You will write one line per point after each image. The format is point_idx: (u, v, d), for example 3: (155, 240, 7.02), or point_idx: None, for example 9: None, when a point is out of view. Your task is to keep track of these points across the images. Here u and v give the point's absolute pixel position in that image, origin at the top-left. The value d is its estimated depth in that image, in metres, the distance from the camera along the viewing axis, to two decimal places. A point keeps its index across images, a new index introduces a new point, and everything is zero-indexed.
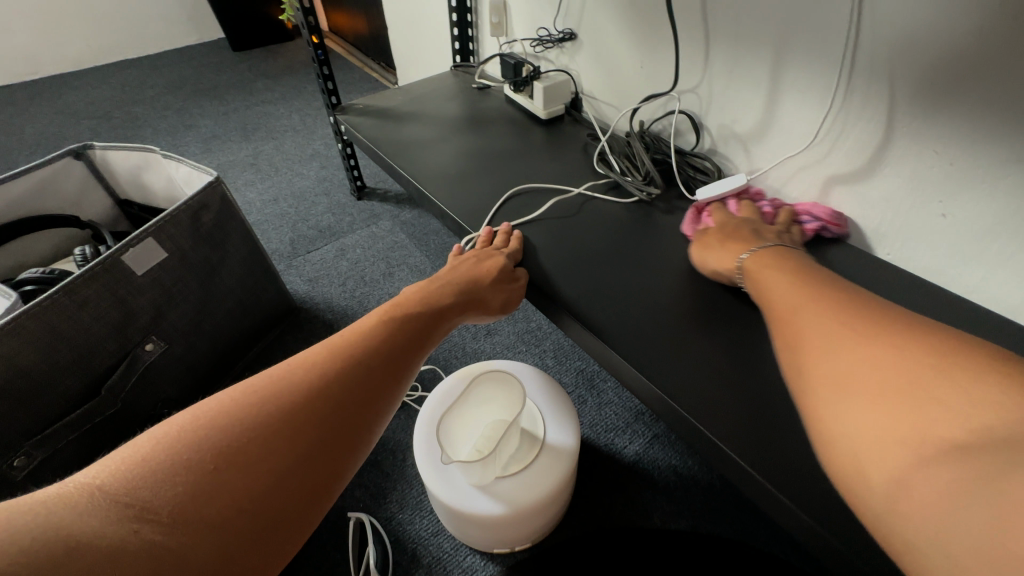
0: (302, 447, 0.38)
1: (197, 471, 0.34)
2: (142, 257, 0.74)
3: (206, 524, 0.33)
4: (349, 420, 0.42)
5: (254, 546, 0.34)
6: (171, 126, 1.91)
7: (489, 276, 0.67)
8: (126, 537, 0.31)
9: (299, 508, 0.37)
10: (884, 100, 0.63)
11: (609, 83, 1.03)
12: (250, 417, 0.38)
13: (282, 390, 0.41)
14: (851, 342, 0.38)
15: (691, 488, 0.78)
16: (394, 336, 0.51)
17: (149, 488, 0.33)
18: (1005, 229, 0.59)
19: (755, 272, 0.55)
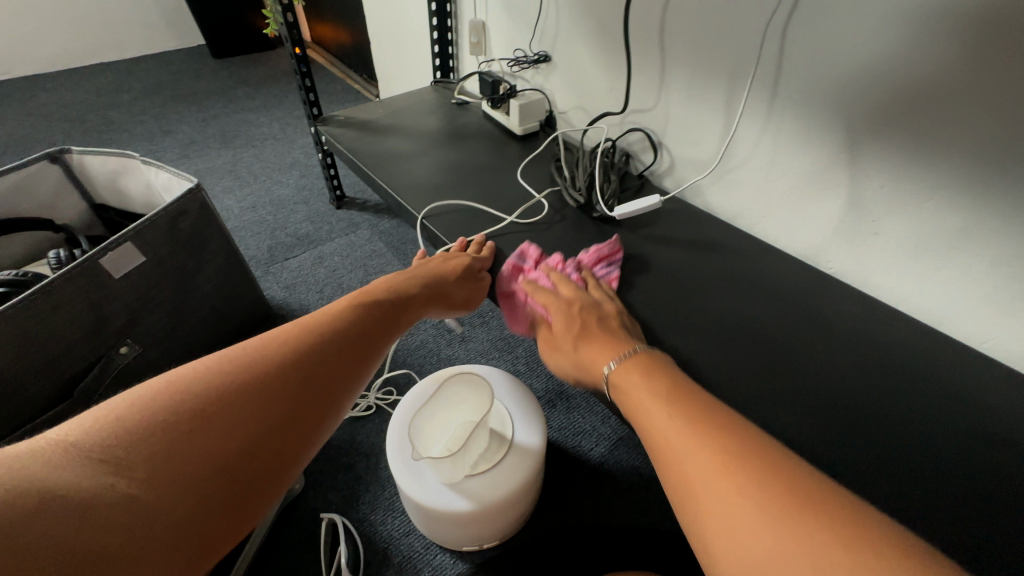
0: (272, 416, 0.43)
1: (171, 433, 0.38)
2: (120, 261, 0.75)
3: (178, 481, 0.36)
4: (312, 397, 0.46)
5: (224, 504, 0.38)
6: (148, 131, 1.91)
7: (456, 273, 0.72)
8: (102, 488, 0.34)
9: (265, 473, 0.41)
10: (825, 128, 0.70)
11: (582, 104, 1.09)
12: (222, 387, 0.42)
13: (251, 368, 0.45)
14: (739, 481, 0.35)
15: (653, 488, 0.82)
16: (360, 322, 0.55)
17: (125, 447, 0.36)
18: (927, 246, 0.66)
19: (626, 383, 0.50)
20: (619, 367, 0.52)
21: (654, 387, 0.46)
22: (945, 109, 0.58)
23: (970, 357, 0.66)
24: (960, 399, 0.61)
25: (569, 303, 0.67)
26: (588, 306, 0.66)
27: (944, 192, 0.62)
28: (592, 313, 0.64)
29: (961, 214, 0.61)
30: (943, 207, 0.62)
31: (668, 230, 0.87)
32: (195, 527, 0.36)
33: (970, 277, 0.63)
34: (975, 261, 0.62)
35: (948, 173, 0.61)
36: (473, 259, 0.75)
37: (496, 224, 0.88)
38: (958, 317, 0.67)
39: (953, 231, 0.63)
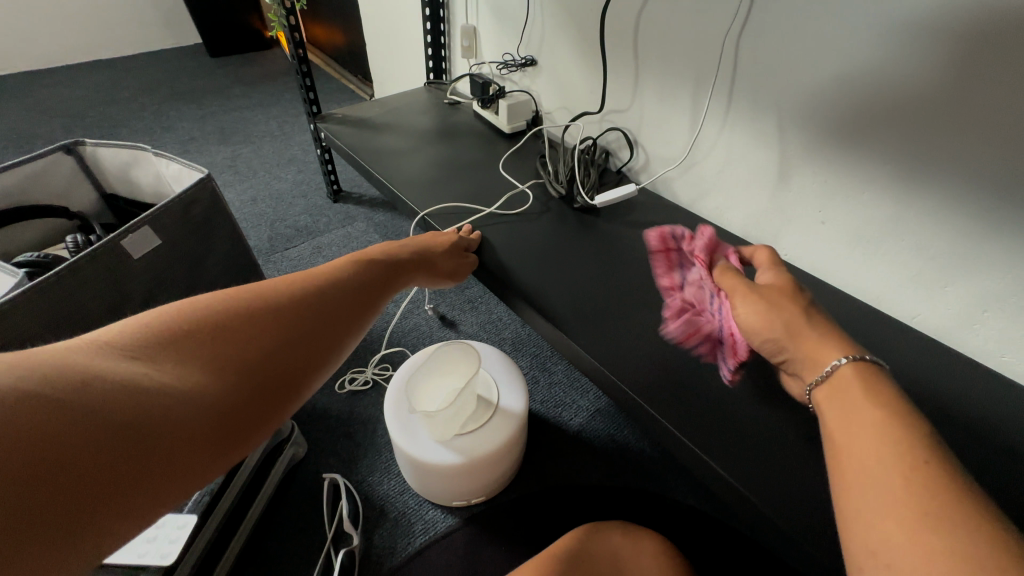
0: (297, 326, 0.42)
1: (199, 331, 0.37)
2: (139, 243, 0.82)
3: (211, 374, 0.35)
4: (332, 321, 0.46)
5: (249, 408, 0.37)
6: (148, 127, 1.96)
7: (441, 249, 0.80)
8: (132, 374, 0.32)
9: (288, 385, 0.40)
10: (778, 127, 0.79)
11: (565, 105, 1.17)
12: (246, 297, 0.41)
13: (272, 288, 0.43)
14: (914, 499, 0.32)
15: (626, 453, 0.90)
16: (365, 270, 0.56)
17: (151, 344, 0.35)
18: (865, 231, 0.75)
19: (835, 381, 0.43)
20: (857, 367, 0.43)
21: (863, 393, 0.41)
22: (874, 110, 0.68)
23: (901, 329, 0.75)
24: (889, 364, 0.70)
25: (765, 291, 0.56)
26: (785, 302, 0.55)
27: (878, 183, 0.71)
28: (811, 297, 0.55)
29: (891, 202, 0.71)
30: (878, 196, 0.72)
31: (641, 220, 0.96)
32: (222, 426, 0.35)
33: (900, 258, 0.73)
34: (904, 244, 0.71)
35: (880, 166, 0.70)
36: (446, 238, 0.83)
37: (478, 212, 0.97)
38: (892, 295, 0.76)
39: (886, 217, 0.72)
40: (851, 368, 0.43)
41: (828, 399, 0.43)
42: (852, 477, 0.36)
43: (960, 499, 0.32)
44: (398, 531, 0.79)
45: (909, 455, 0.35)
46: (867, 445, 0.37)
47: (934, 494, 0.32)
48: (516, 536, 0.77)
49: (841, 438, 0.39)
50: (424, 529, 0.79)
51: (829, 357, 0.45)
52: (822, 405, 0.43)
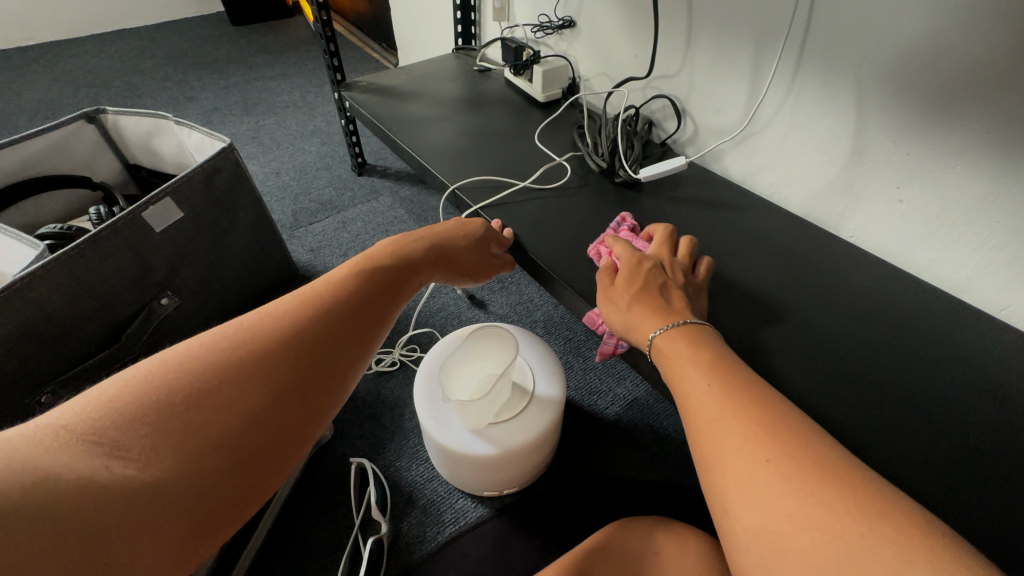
0: (276, 386, 0.41)
1: (165, 411, 0.36)
2: (160, 215, 0.79)
3: (175, 459, 0.35)
4: (320, 369, 0.43)
5: (226, 485, 0.37)
6: (172, 97, 1.93)
7: (469, 237, 0.69)
8: (95, 470, 0.33)
9: (270, 455, 0.39)
10: (852, 92, 0.70)
11: (605, 71, 1.09)
12: (219, 360, 0.40)
13: (247, 342, 0.41)
14: (780, 479, 0.33)
15: (666, 446, 0.85)
16: (361, 292, 0.50)
17: (119, 427, 0.35)
18: (950, 213, 0.66)
19: (686, 380, 0.43)
20: (669, 334, 0.48)
21: (715, 378, 0.41)
22: (975, 70, 0.58)
23: (983, 324, 0.67)
24: (970, 361, 0.63)
25: (641, 261, 0.58)
26: (667, 270, 0.58)
27: (971, 155, 0.62)
28: (661, 275, 0.57)
29: (985, 179, 0.62)
30: (969, 173, 0.63)
31: (687, 197, 0.89)
32: (195, 511, 0.35)
33: (990, 244, 0.64)
34: (997, 227, 0.63)
35: (975, 138, 0.61)
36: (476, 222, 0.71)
37: (512, 185, 0.91)
38: (978, 283, 0.67)
39: (977, 196, 0.63)
40: (665, 336, 0.48)
41: (666, 369, 0.47)
42: (723, 465, 0.36)
43: (733, 369, 0.42)
44: (427, 519, 0.76)
45: (763, 415, 0.37)
46: (731, 433, 0.37)
47: (729, 381, 0.41)
48: (549, 532, 0.73)
49: (701, 421, 0.39)
50: (454, 518, 0.76)
51: (648, 331, 0.50)
52: (659, 359, 0.49)
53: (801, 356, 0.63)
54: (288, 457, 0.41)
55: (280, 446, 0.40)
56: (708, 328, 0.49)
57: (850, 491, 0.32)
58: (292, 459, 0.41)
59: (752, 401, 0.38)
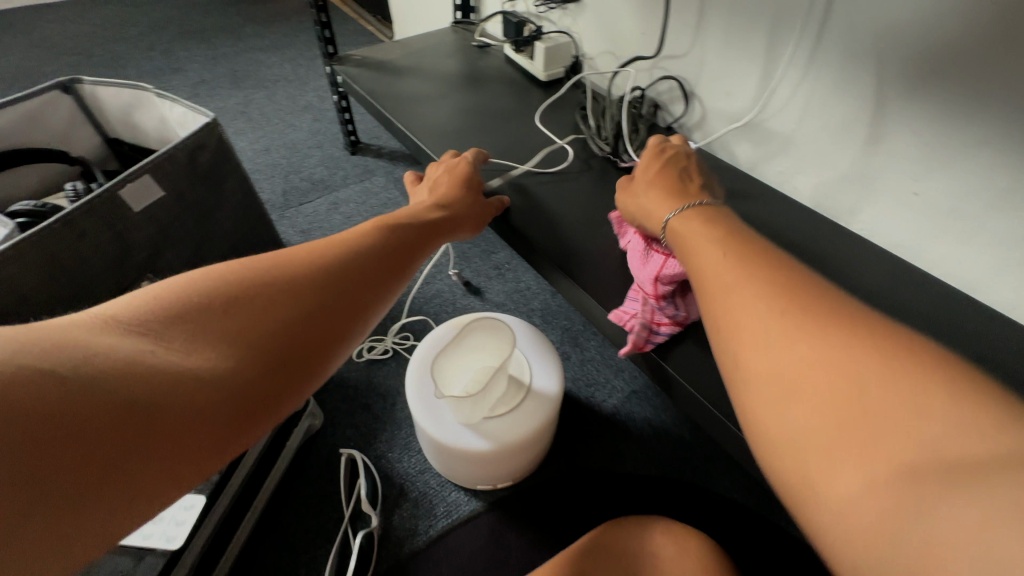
0: (317, 299, 0.38)
1: (208, 310, 0.34)
2: (139, 194, 0.75)
3: (222, 350, 0.33)
4: (358, 290, 0.41)
5: (268, 382, 0.34)
6: (157, 67, 1.85)
7: (469, 194, 0.66)
8: (142, 352, 0.30)
9: (311, 359, 0.36)
10: (873, 77, 0.66)
11: (610, 49, 1.04)
12: (262, 270, 0.37)
13: (289, 259, 0.39)
14: (803, 327, 0.30)
15: (664, 440, 0.83)
16: (390, 237, 0.48)
17: (166, 317, 0.32)
18: (967, 207, 0.63)
19: (699, 258, 0.40)
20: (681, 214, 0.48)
21: (730, 248, 0.38)
22: (1006, 56, 0.55)
23: (994, 322, 0.65)
24: (981, 361, 0.61)
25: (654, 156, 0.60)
26: (685, 163, 0.59)
27: (994, 148, 0.59)
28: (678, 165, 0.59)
29: (1008, 173, 0.59)
30: (992, 166, 0.60)
31: None
32: (236, 404, 0.32)
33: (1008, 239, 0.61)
34: (1016, 224, 0.60)
35: (1000, 129, 0.58)
36: (475, 172, 0.69)
37: (510, 169, 0.87)
38: (991, 281, 0.65)
39: (998, 191, 0.60)
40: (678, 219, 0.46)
41: (680, 250, 0.44)
42: (739, 325, 0.32)
43: (745, 240, 0.39)
44: (419, 512, 0.74)
45: (771, 279, 0.34)
46: (748, 296, 0.33)
47: (742, 250, 0.38)
48: (544, 526, 0.72)
49: (713, 291, 0.36)
50: (446, 511, 0.74)
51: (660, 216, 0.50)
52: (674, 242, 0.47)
53: None
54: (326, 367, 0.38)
55: (320, 353, 0.37)
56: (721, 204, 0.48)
57: (887, 345, 0.27)
58: (329, 369, 0.38)
59: (761, 266, 0.35)
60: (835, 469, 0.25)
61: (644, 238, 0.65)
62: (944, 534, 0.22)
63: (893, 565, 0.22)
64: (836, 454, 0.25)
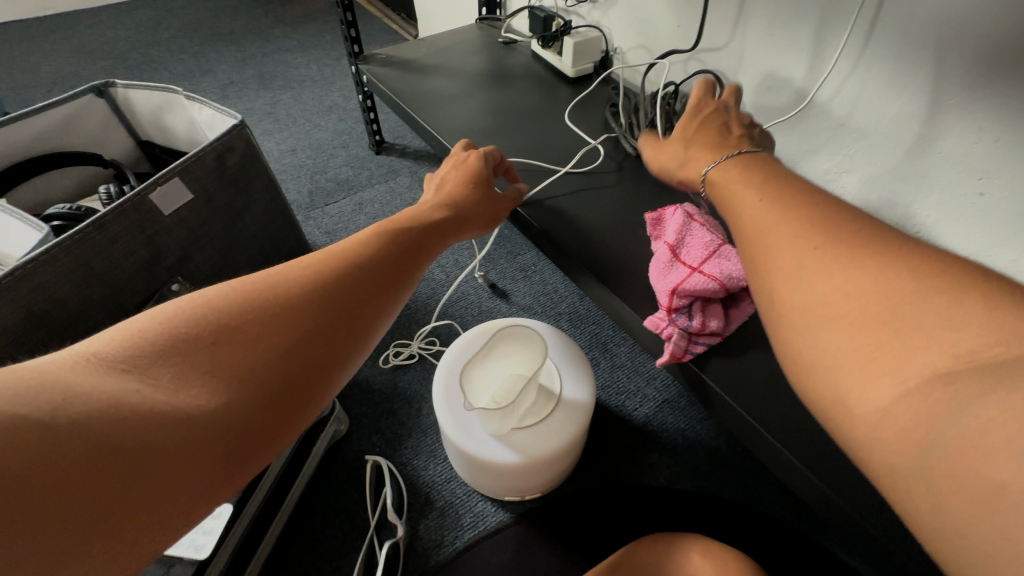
0: (307, 327, 0.36)
1: (195, 344, 0.33)
2: (169, 198, 0.75)
3: (208, 387, 0.32)
4: (351, 312, 0.39)
5: (257, 421, 0.33)
6: (188, 70, 1.88)
7: (479, 191, 0.62)
8: (127, 393, 0.30)
9: (302, 392, 0.36)
10: (933, 70, 0.61)
11: (643, 43, 1.00)
12: (251, 297, 0.36)
13: (278, 282, 0.38)
14: (831, 256, 0.31)
15: (698, 452, 0.79)
16: (389, 247, 0.46)
17: (152, 355, 0.32)
18: None
19: (733, 202, 0.41)
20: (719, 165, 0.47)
21: (766, 188, 0.39)
22: None
23: None
24: None
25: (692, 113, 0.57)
26: (726, 116, 0.56)
27: None
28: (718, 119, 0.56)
29: None
30: None
31: None
32: (224, 444, 0.32)
33: None
34: None
35: None
36: (486, 167, 0.64)
37: (539, 169, 0.84)
38: None
39: None
40: (715, 170, 0.46)
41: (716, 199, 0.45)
42: (769, 262, 0.34)
43: (783, 180, 0.39)
44: (445, 522, 0.73)
45: (811, 213, 0.34)
46: (780, 232, 0.34)
47: (780, 190, 0.38)
48: (574, 542, 0.69)
49: (752, 230, 0.37)
50: (473, 522, 0.73)
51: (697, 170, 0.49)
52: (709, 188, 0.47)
53: None
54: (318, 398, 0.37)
55: (311, 384, 0.36)
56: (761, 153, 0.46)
57: (920, 266, 0.28)
58: (322, 399, 0.38)
59: (801, 203, 0.36)
60: (864, 381, 0.26)
61: (670, 246, 0.64)
62: (975, 426, 0.23)
63: (923, 461, 0.24)
64: (866, 367, 0.27)
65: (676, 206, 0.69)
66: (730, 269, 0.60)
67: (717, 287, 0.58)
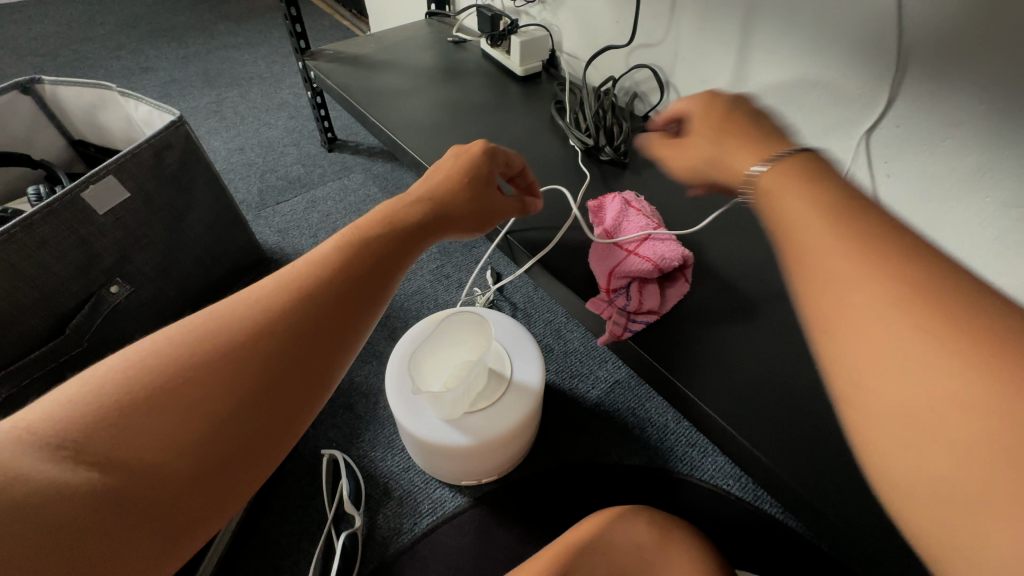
0: (251, 386, 0.35)
1: (129, 414, 0.32)
2: (103, 196, 0.73)
3: (144, 464, 0.31)
4: (305, 363, 0.37)
5: (200, 490, 0.32)
6: (126, 67, 1.80)
7: (487, 179, 0.55)
8: (62, 476, 0.29)
9: (250, 453, 0.34)
10: (841, 62, 0.64)
11: (586, 40, 1.03)
12: (190, 354, 0.34)
13: (218, 334, 0.35)
14: (953, 352, 0.28)
15: (647, 429, 0.83)
16: (348, 272, 0.41)
17: (92, 426, 0.31)
18: (939, 190, 0.62)
19: (800, 238, 0.35)
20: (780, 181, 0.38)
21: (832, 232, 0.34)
22: (967, 40, 0.53)
23: None
24: None
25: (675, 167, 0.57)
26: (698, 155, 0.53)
27: (963, 130, 0.57)
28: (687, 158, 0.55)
29: (981, 151, 0.57)
30: (960, 148, 0.58)
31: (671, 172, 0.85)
32: (167, 518, 0.31)
33: (982, 220, 0.59)
34: (989, 203, 0.58)
35: (968, 108, 0.56)
36: (490, 164, 0.56)
37: None
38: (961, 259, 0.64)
39: (972, 168, 0.58)
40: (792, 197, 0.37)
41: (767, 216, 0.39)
42: (879, 354, 0.30)
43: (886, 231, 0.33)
44: (404, 510, 0.74)
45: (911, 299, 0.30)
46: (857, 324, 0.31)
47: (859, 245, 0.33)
48: (531, 516, 0.73)
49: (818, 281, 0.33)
50: (431, 509, 0.74)
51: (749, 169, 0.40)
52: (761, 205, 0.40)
53: (787, 335, 0.60)
54: (269, 456, 0.36)
55: (261, 443, 0.35)
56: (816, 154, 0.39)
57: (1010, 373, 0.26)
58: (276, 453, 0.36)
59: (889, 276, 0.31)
60: (991, 518, 0.25)
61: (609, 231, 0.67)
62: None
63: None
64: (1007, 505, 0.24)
65: (614, 194, 0.72)
66: (663, 250, 0.63)
67: (651, 268, 0.62)
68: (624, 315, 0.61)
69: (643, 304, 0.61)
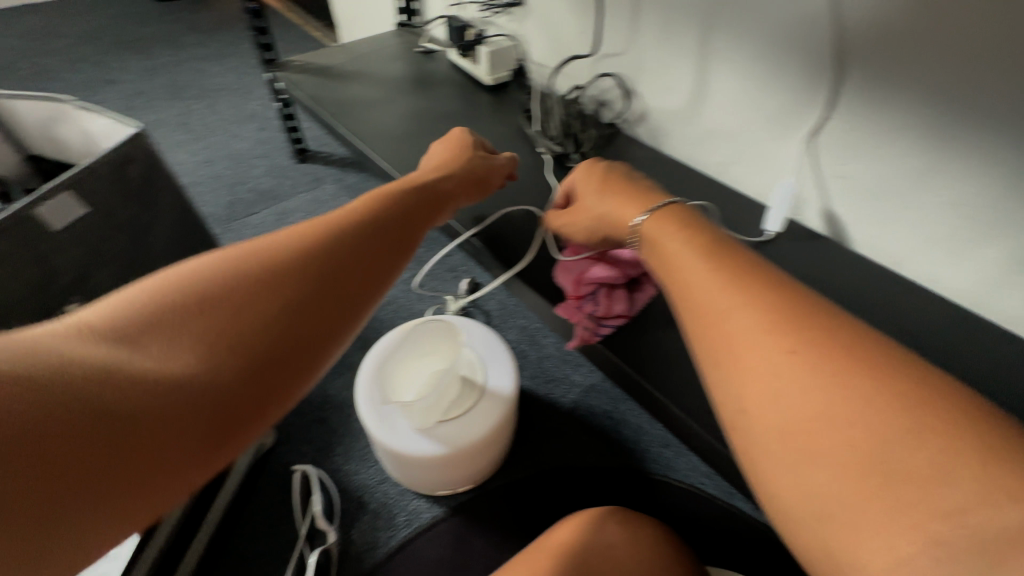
0: (291, 303, 0.41)
1: (183, 317, 0.36)
2: (59, 213, 0.70)
3: (198, 358, 0.35)
4: (332, 293, 0.44)
5: (245, 388, 0.37)
6: (88, 79, 1.76)
7: (459, 175, 0.67)
8: (123, 358, 0.33)
9: (287, 365, 0.40)
10: (792, 68, 0.67)
11: (553, 50, 1.05)
12: (234, 275, 0.40)
13: (257, 260, 0.41)
14: (822, 375, 0.30)
15: (621, 431, 0.84)
16: (365, 229, 0.49)
17: (145, 324, 0.35)
18: (884, 191, 0.65)
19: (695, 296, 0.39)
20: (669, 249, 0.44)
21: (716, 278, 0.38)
22: (905, 46, 0.56)
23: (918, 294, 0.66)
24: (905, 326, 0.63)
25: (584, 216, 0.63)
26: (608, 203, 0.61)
27: (908, 132, 0.60)
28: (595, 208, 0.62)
29: (921, 154, 0.60)
30: (905, 150, 0.61)
31: None
32: (217, 409, 0.35)
33: (931, 215, 0.62)
34: (940, 203, 0.61)
35: (909, 111, 0.59)
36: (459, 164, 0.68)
37: None
38: (912, 257, 0.66)
39: (914, 168, 0.61)
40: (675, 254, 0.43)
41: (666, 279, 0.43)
42: (754, 374, 0.33)
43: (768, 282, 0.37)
44: (379, 523, 0.73)
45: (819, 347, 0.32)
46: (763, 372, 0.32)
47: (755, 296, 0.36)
48: (507, 521, 0.73)
49: (712, 324, 0.36)
50: (407, 520, 0.74)
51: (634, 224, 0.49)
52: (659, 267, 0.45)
53: None
54: (300, 374, 0.41)
55: (296, 357, 0.41)
56: (698, 214, 0.48)
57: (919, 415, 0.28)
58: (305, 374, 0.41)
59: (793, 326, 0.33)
60: (865, 524, 0.26)
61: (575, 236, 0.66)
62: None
63: None
64: (869, 509, 0.26)
65: None
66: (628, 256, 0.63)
67: (617, 274, 0.61)
68: (594, 322, 0.62)
69: (612, 309, 0.62)
